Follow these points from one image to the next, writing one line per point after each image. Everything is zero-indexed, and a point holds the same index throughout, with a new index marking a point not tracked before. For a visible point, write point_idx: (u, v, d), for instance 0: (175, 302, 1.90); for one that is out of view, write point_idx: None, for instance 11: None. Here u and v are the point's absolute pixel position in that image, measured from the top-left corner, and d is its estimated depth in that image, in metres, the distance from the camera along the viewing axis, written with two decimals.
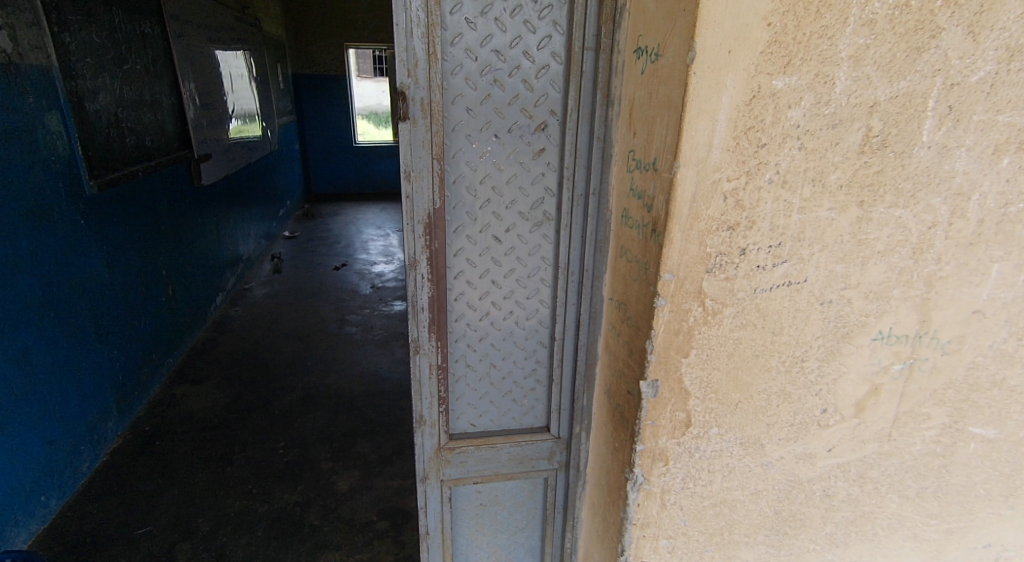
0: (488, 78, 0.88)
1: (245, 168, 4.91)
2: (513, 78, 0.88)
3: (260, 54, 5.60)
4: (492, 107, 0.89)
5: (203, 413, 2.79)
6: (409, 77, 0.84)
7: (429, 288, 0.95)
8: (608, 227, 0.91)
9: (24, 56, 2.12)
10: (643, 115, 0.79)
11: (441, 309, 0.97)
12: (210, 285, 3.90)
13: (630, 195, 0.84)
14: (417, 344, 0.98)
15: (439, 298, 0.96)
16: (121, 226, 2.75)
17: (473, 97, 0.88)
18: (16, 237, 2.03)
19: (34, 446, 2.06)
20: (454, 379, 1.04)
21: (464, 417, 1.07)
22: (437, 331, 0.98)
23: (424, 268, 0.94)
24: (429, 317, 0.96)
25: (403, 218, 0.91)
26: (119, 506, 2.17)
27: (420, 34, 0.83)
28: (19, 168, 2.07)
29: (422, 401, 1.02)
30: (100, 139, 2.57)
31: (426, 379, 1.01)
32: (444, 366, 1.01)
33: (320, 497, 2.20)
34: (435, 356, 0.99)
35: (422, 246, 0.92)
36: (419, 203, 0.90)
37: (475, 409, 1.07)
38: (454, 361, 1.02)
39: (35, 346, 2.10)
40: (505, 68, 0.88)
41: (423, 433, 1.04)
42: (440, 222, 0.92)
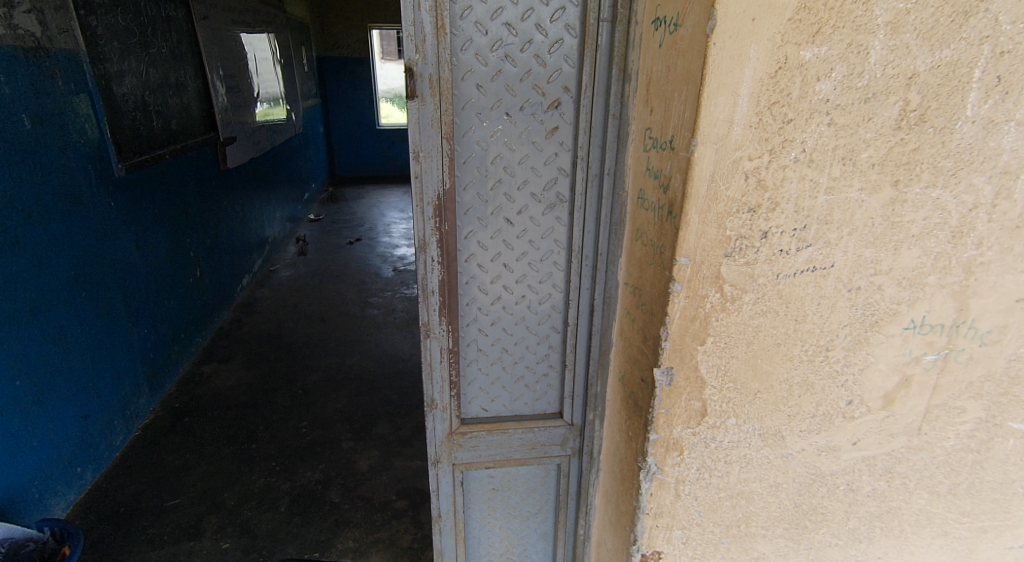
0: (499, 54, 0.84)
1: (271, 151, 4.95)
2: (525, 54, 0.84)
3: (285, 36, 5.61)
4: (503, 83, 0.86)
5: (229, 392, 2.84)
6: (417, 53, 0.81)
7: (439, 271, 0.93)
8: (623, 208, 0.87)
9: (52, 40, 2.14)
10: (661, 90, 0.74)
11: (451, 293, 0.95)
12: (236, 266, 3.95)
13: (646, 176, 0.80)
14: (428, 328, 0.96)
15: (449, 280, 0.94)
16: (149, 208, 2.79)
17: (484, 73, 0.85)
18: (49, 217, 2.07)
19: (70, 420, 2.12)
20: (465, 364, 1.02)
21: (476, 401, 1.05)
22: (448, 315, 0.96)
23: (434, 251, 0.91)
24: (440, 300, 0.95)
25: (412, 198, 0.88)
26: (149, 478, 2.23)
27: (428, 7, 0.79)
28: (51, 150, 2.10)
29: (433, 385, 1.00)
30: (128, 122, 2.61)
31: (437, 362, 0.99)
32: (456, 350, 0.99)
33: (341, 475, 2.23)
34: (446, 340, 0.98)
35: (432, 228, 0.90)
36: (428, 184, 0.87)
37: (487, 394, 1.05)
38: (466, 345, 1.00)
39: (69, 324, 2.15)
40: (517, 43, 0.84)
41: (435, 417, 1.03)
42: (449, 204, 0.89)
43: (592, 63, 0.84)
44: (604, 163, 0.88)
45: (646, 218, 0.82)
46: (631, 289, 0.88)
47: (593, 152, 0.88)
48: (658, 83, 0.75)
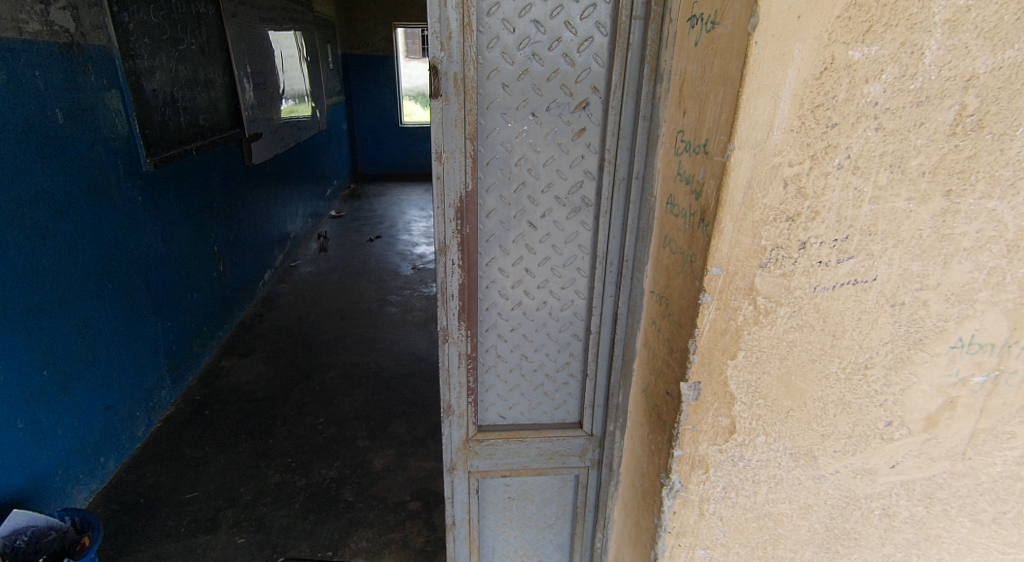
0: (526, 52, 0.81)
1: (295, 147, 4.99)
2: (553, 52, 0.81)
3: (311, 34, 5.65)
4: (529, 82, 0.83)
5: (249, 386, 2.86)
6: (442, 50, 0.78)
7: (459, 275, 0.90)
8: (652, 213, 0.84)
9: (86, 36, 2.17)
10: (695, 91, 0.71)
11: (472, 297, 0.92)
12: (258, 260, 3.99)
13: (677, 181, 0.77)
14: (447, 333, 0.94)
15: (470, 285, 0.92)
16: (175, 202, 2.82)
17: (510, 72, 0.82)
18: (79, 211, 2.10)
19: (94, 410, 2.14)
20: (484, 370, 0.99)
21: (494, 408, 1.02)
22: (467, 320, 0.94)
23: (455, 254, 0.89)
24: (459, 304, 0.92)
25: (433, 199, 0.86)
26: (169, 470, 2.25)
27: (454, 4, 0.77)
28: (82, 145, 2.13)
29: (450, 391, 0.98)
30: (156, 118, 2.63)
31: (455, 368, 0.96)
32: (474, 356, 0.97)
33: (356, 474, 2.22)
34: (464, 345, 0.95)
35: (453, 231, 0.87)
36: (450, 185, 0.85)
37: (505, 401, 1.02)
38: (484, 351, 0.98)
39: (96, 316, 2.18)
40: (545, 40, 0.81)
41: (451, 423, 1.00)
42: (471, 206, 0.87)
43: (623, 62, 0.80)
44: (632, 166, 0.85)
45: (675, 225, 0.78)
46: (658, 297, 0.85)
47: (620, 156, 0.85)
48: (692, 84, 0.71)
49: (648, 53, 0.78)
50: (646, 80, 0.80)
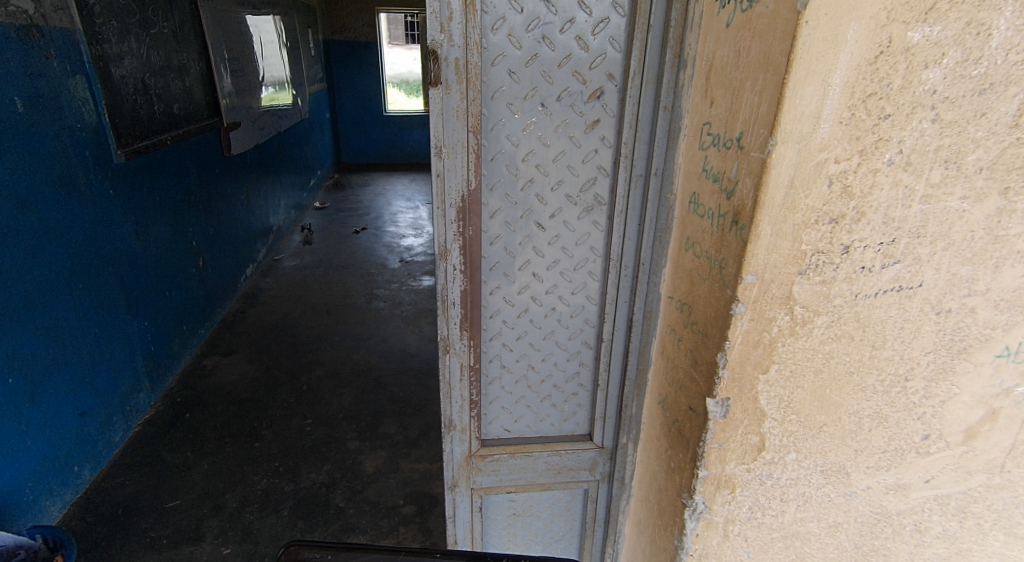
0: (535, 34, 0.73)
1: (276, 137, 4.84)
2: (565, 36, 0.74)
3: (291, 19, 5.47)
4: (539, 69, 0.75)
5: (233, 386, 2.76)
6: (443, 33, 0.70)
7: (461, 281, 0.83)
8: (672, 212, 0.77)
9: (47, 19, 2.03)
10: (727, 78, 0.63)
11: (474, 305, 0.86)
12: (240, 255, 3.86)
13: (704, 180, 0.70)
14: (448, 343, 0.87)
15: (473, 291, 0.85)
16: (150, 196, 2.70)
17: (518, 58, 0.74)
18: (43, 206, 1.98)
19: (66, 418, 2.04)
20: (487, 381, 0.92)
21: (498, 421, 0.96)
22: (469, 329, 0.87)
23: (456, 259, 0.82)
24: (461, 313, 0.85)
25: (432, 199, 0.78)
26: (150, 477, 2.16)
27: None
28: (45, 136, 2.01)
29: (452, 405, 0.91)
30: (128, 107, 2.50)
31: (457, 380, 0.90)
32: (478, 367, 0.90)
33: (346, 477, 2.15)
34: (467, 356, 0.88)
35: (455, 234, 0.80)
36: (451, 184, 0.77)
37: (510, 414, 0.95)
38: (488, 362, 0.91)
39: (66, 318, 2.07)
40: (557, 22, 0.73)
41: (453, 438, 0.94)
42: (474, 206, 0.80)
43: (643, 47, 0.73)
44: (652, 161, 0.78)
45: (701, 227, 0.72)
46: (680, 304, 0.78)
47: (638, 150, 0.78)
48: (723, 72, 0.64)
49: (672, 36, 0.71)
50: (668, 67, 0.72)
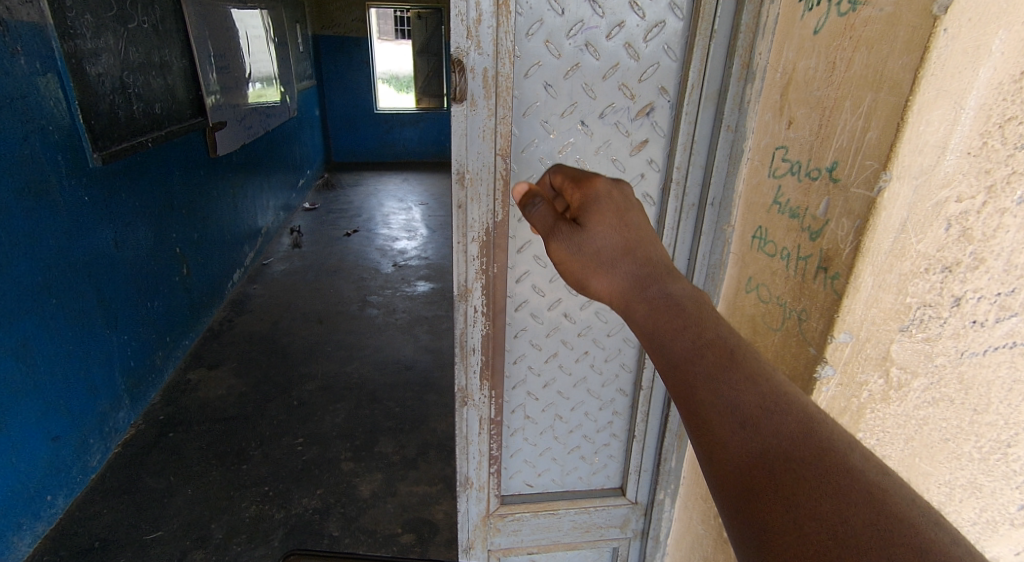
0: (578, 41, 0.75)
1: (264, 136, 4.70)
2: (614, 42, 0.76)
3: (278, 14, 5.32)
4: (580, 81, 0.77)
5: (219, 402, 2.62)
6: (469, 38, 0.71)
7: (483, 326, 0.82)
8: (727, 246, 0.83)
9: (14, 12, 1.89)
10: (815, 98, 0.66)
11: (497, 352, 0.84)
12: (226, 260, 3.71)
13: (781, 218, 0.71)
14: (467, 396, 0.85)
15: (495, 337, 0.83)
16: (129, 202, 2.54)
17: (558, 69, 0.76)
18: (11, 216, 1.83)
19: (37, 445, 1.90)
20: (509, 433, 0.90)
21: (520, 476, 0.93)
22: (491, 378, 0.85)
23: (478, 300, 0.81)
24: (482, 360, 0.84)
25: (455, 233, 0.78)
26: (130, 506, 2.03)
27: None
28: (12, 139, 1.86)
29: (469, 462, 0.88)
30: (104, 107, 2.35)
31: (476, 434, 0.87)
32: (499, 420, 0.87)
33: (341, 502, 2.03)
34: (488, 409, 0.86)
35: (477, 271, 0.80)
36: (474, 213, 0.78)
37: (533, 468, 0.93)
38: (511, 413, 0.89)
39: (36, 336, 1.92)
40: (604, 26, 0.75)
41: (469, 498, 0.90)
42: (499, 239, 0.79)
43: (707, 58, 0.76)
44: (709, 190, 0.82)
45: (772, 271, 0.74)
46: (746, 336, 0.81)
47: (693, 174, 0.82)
48: (810, 88, 0.66)
49: (741, 44, 0.74)
50: (735, 77, 0.75)
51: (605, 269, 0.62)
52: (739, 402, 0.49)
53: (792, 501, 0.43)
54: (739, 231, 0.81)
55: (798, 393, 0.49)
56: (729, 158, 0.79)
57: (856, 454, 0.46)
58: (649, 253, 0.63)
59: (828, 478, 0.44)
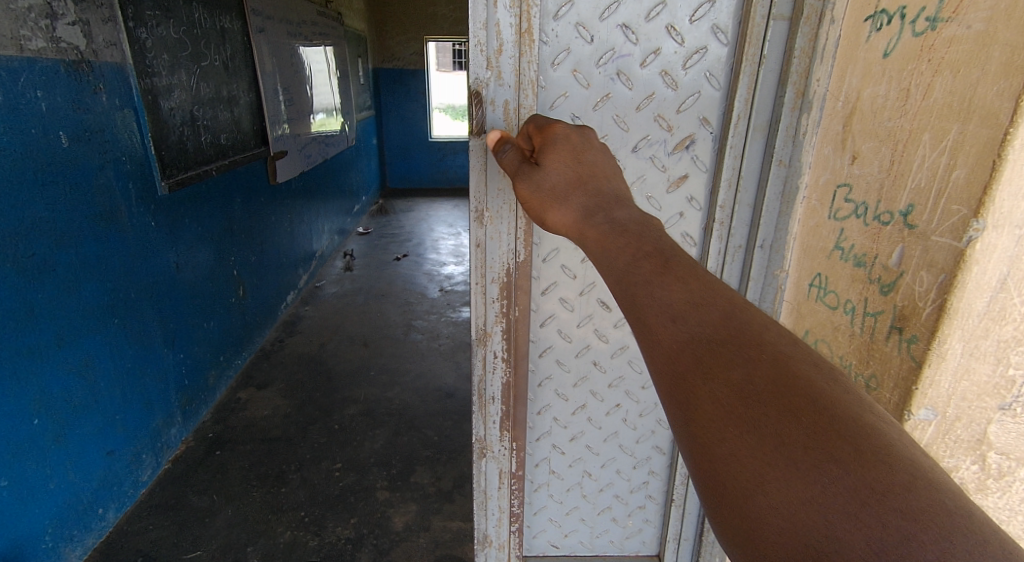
0: (610, 70, 0.83)
1: (322, 163, 4.87)
2: (648, 70, 0.84)
3: (341, 48, 5.55)
4: (612, 111, 0.85)
5: (264, 422, 2.66)
6: (488, 69, 0.81)
7: (503, 373, 0.90)
8: (779, 293, 0.90)
9: (98, 53, 2.01)
10: (888, 128, 0.72)
11: (519, 401, 0.92)
12: (280, 282, 3.81)
13: (845, 269, 0.80)
14: (485, 447, 0.94)
15: (517, 385, 0.91)
16: (192, 227, 2.63)
17: (584, 97, 0.84)
18: (83, 240, 1.91)
19: (92, 458, 1.96)
20: (535, 487, 0.99)
21: (545, 534, 1.03)
22: (514, 429, 0.93)
23: (498, 346, 0.88)
24: (502, 410, 0.92)
25: (475, 274, 0.85)
26: (174, 523, 2.07)
27: (511, 21, 0.79)
28: (88, 169, 1.95)
29: (489, 520, 0.99)
30: (174, 138, 2.45)
31: (498, 486, 0.97)
32: (520, 475, 0.97)
33: (374, 533, 2.02)
34: (508, 464, 0.95)
35: (497, 317, 0.87)
36: (495, 251, 0.84)
37: (560, 525, 1.02)
38: (535, 466, 0.98)
39: (99, 354, 1.99)
40: (639, 54, 0.83)
41: (489, 553, 1.01)
42: (519, 281, 0.86)
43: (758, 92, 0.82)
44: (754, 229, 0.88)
45: (833, 327, 0.83)
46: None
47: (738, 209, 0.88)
48: (881, 118, 0.73)
49: (796, 70, 0.79)
50: (790, 106, 0.81)
51: (561, 202, 0.65)
52: (671, 289, 0.52)
53: (712, 376, 0.47)
54: (795, 277, 0.89)
55: (726, 287, 0.53)
56: (781, 197, 0.86)
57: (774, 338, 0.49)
58: (602, 188, 0.65)
59: (756, 355, 0.47)
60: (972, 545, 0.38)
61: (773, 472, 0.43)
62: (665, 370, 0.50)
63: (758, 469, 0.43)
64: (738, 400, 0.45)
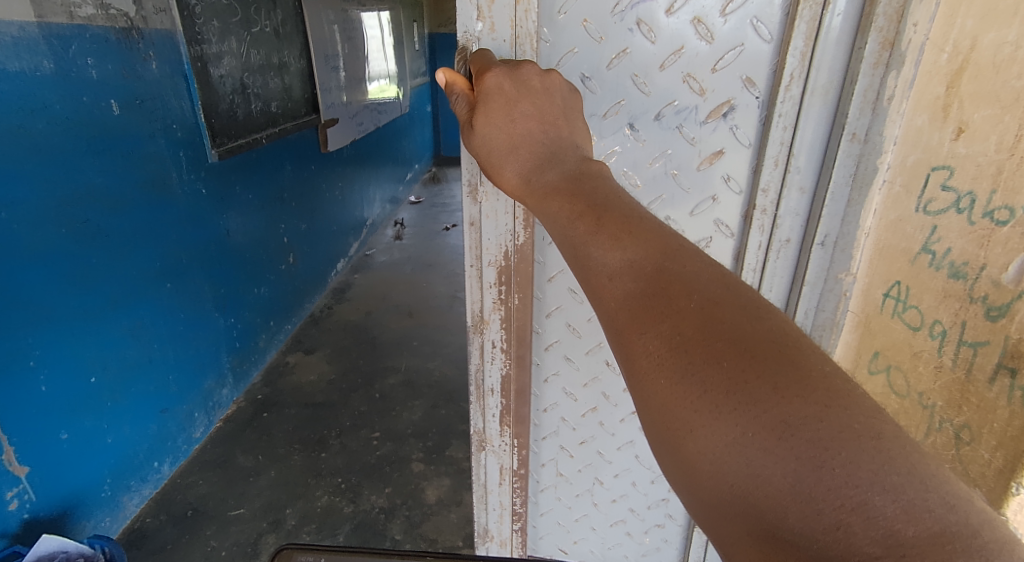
0: (630, 23, 0.76)
1: (375, 131, 4.87)
2: (676, 19, 0.75)
3: (396, 13, 5.48)
4: (631, 71, 0.78)
5: (310, 387, 2.72)
6: (479, 20, 0.76)
7: (502, 367, 0.92)
8: (845, 296, 0.82)
9: (148, 20, 2.02)
10: (1014, 90, 0.66)
11: (521, 397, 0.94)
12: (330, 249, 3.85)
13: (937, 283, 0.78)
14: (485, 442, 0.99)
15: (519, 382, 0.93)
16: (242, 194, 2.66)
17: (596, 52, 0.78)
18: (135, 206, 1.96)
19: (148, 416, 2.04)
20: (541, 485, 1.03)
21: (553, 530, 1.08)
22: (518, 425, 0.96)
23: (495, 337, 0.89)
24: (502, 403, 0.95)
25: (471, 260, 0.85)
26: (222, 480, 2.15)
27: None
28: (139, 137, 1.98)
29: (489, 513, 1.06)
30: (224, 106, 2.46)
31: (502, 481, 1.02)
32: (523, 473, 1.01)
33: (407, 505, 2.04)
34: (509, 462, 1.00)
35: (495, 308, 0.87)
36: (492, 234, 0.82)
37: (567, 526, 1.06)
38: (542, 464, 1.01)
39: (152, 317, 2.06)
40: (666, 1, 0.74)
41: (491, 542, 1.08)
42: (516, 266, 0.84)
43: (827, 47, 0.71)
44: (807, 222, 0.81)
45: (912, 352, 0.84)
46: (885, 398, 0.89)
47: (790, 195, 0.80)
48: (1010, 72, 0.66)
49: (884, 11, 0.67)
50: (872, 61, 0.69)
51: (499, 163, 0.70)
52: (606, 252, 0.55)
53: (646, 331, 0.49)
54: (865, 285, 0.81)
55: (660, 234, 0.55)
56: (852, 180, 0.76)
57: (704, 277, 0.51)
58: (532, 141, 0.68)
59: (685, 305, 0.49)
60: (871, 449, 0.41)
61: (702, 421, 0.45)
62: (611, 327, 0.53)
63: (691, 418, 0.46)
64: (666, 347, 0.48)
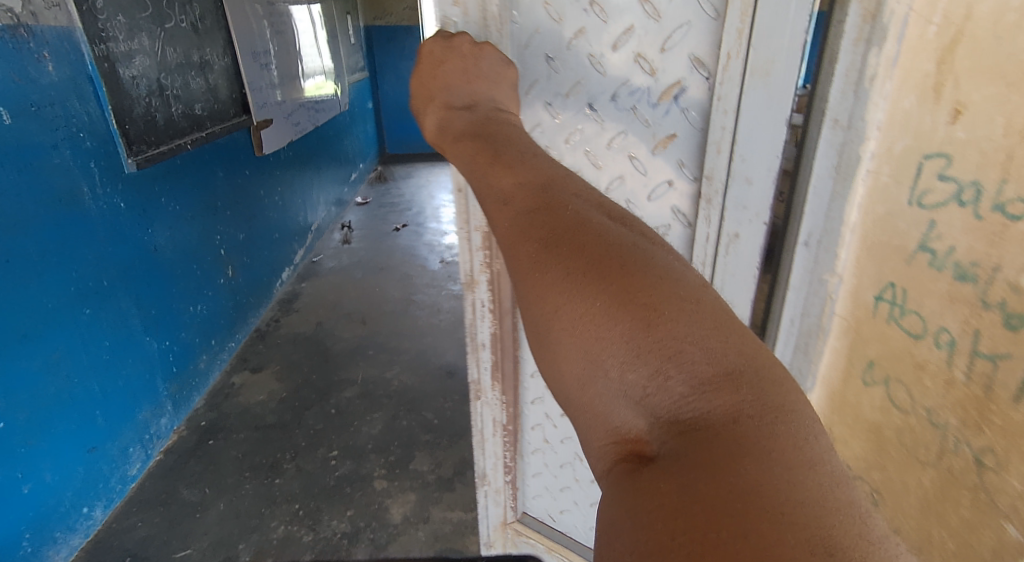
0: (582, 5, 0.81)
1: (314, 131, 4.64)
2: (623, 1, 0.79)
3: (329, 6, 5.23)
4: (586, 51, 0.83)
5: (259, 408, 2.53)
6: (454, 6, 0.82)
7: (489, 323, 1.03)
8: (831, 300, 0.78)
9: (39, 15, 1.79)
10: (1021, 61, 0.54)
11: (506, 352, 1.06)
12: (274, 258, 3.62)
13: (939, 287, 0.66)
14: (478, 393, 1.11)
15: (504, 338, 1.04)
16: (171, 206, 2.43)
17: (556, 33, 0.83)
18: (41, 225, 1.75)
19: (72, 458, 1.84)
20: (528, 433, 1.15)
21: (543, 473, 1.19)
22: (503, 377, 1.08)
23: (483, 297, 1.01)
24: (490, 357, 1.06)
25: (460, 225, 0.96)
26: (165, 520, 1.96)
27: None
28: (38, 149, 1.76)
29: (486, 455, 1.19)
30: (139, 110, 2.23)
31: (493, 426, 1.15)
32: (512, 420, 1.14)
33: (372, 527, 1.92)
34: (499, 410, 1.13)
35: (481, 269, 0.98)
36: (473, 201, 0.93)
37: (554, 471, 1.18)
38: (528, 414, 1.13)
39: (71, 347, 1.85)
40: None
41: (490, 479, 1.23)
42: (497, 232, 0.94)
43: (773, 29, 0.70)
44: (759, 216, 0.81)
45: (914, 364, 0.71)
46: (881, 412, 0.78)
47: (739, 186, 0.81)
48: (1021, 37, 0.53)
49: None
50: (854, 35, 0.65)
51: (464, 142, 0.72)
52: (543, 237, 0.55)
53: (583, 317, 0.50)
54: (852, 284, 0.75)
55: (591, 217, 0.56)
56: (834, 172, 0.72)
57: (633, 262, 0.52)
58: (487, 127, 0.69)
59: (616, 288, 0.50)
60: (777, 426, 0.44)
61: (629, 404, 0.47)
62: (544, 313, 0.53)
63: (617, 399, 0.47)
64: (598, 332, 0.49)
